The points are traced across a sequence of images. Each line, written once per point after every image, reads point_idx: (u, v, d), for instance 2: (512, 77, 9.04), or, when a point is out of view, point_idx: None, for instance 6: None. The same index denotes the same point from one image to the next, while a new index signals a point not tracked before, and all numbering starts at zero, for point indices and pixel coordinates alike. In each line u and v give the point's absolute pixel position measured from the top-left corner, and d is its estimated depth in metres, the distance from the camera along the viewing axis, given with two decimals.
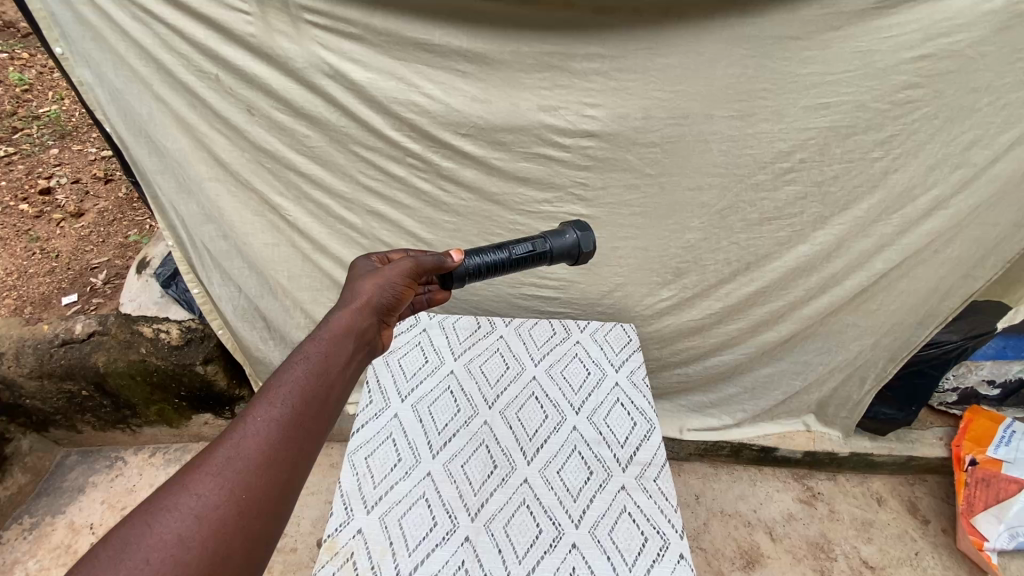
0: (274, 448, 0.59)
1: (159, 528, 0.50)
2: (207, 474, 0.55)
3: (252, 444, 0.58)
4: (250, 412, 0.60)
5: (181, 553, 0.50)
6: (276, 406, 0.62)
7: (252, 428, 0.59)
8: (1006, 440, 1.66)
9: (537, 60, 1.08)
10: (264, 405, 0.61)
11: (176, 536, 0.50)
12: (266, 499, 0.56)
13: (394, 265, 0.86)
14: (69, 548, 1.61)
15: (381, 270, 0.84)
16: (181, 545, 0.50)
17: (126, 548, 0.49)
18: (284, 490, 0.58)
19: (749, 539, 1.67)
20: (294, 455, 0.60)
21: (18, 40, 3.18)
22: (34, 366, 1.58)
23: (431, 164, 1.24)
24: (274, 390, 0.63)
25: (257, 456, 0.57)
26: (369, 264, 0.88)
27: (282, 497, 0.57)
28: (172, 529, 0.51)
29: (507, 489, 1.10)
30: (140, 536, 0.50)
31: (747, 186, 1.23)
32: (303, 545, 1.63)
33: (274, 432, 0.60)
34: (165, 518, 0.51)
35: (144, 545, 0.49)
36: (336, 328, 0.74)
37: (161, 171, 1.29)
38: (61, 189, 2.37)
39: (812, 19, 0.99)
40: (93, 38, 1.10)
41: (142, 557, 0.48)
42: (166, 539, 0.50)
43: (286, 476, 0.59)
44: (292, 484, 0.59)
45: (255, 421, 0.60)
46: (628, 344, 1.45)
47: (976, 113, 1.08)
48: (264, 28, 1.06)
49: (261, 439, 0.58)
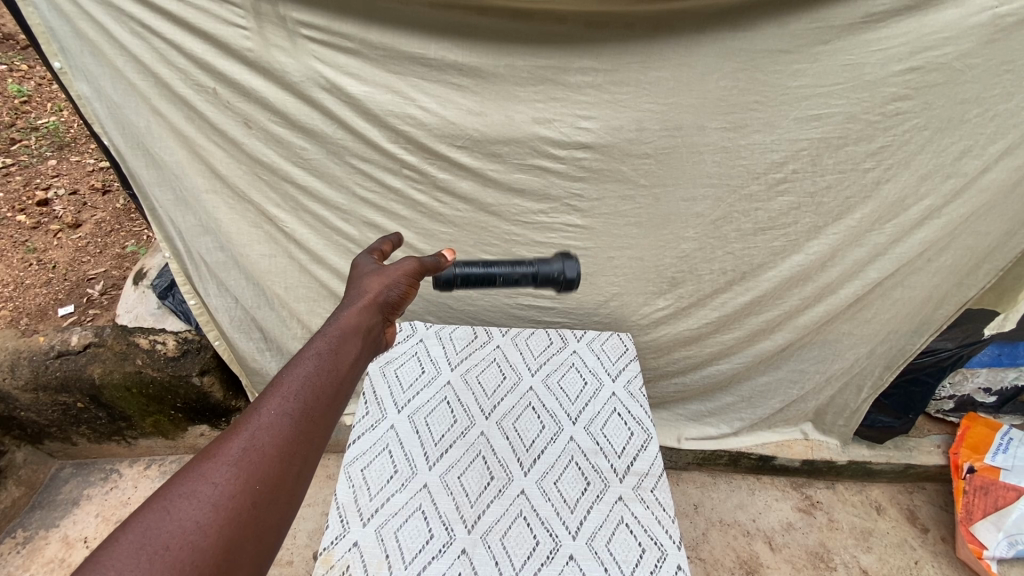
0: (289, 440, 0.59)
1: (177, 515, 0.51)
2: (222, 464, 0.55)
3: (266, 435, 0.58)
4: (263, 403, 0.61)
5: (198, 540, 0.50)
6: (289, 400, 0.62)
7: (266, 420, 0.59)
8: (1003, 448, 1.67)
9: (531, 73, 1.09)
10: (277, 398, 0.62)
11: (193, 524, 0.51)
12: (280, 490, 0.56)
13: (400, 263, 0.87)
14: (63, 561, 1.60)
15: (387, 268, 0.85)
16: (198, 532, 0.51)
17: (144, 534, 0.49)
18: (297, 481, 0.58)
19: (749, 549, 1.67)
20: (306, 448, 0.60)
21: (17, 52, 3.21)
22: (29, 378, 1.58)
23: (428, 176, 1.25)
24: (286, 384, 0.64)
25: (272, 447, 0.58)
26: (372, 262, 0.89)
27: (295, 490, 0.58)
28: (190, 517, 0.51)
29: (504, 501, 1.10)
30: (159, 522, 0.50)
31: (741, 197, 1.24)
32: (299, 558, 1.61)
33: (287, 425, 0.60)
34: (182, 505, 0.51)
35: (164, 531, 0.50)
36: (345, 325, 0.74)
37: (159, 183, 1.30)
38: (59, 201, 2.38)
39: (800, 32, 1.00)
40: (91, 52, 1.10)
41: (160, 543, 0.49)
42: (184, 526, 0.50)
43: (300, 468, 0.59)
44: (304, 475, 0.59)
45: (269, 412, 0.60)
46: (625, 353, 1.45)
47: (965, 124, 1.09)
48: (262, 43, 1.07)
49: (275, 430, 0.59)
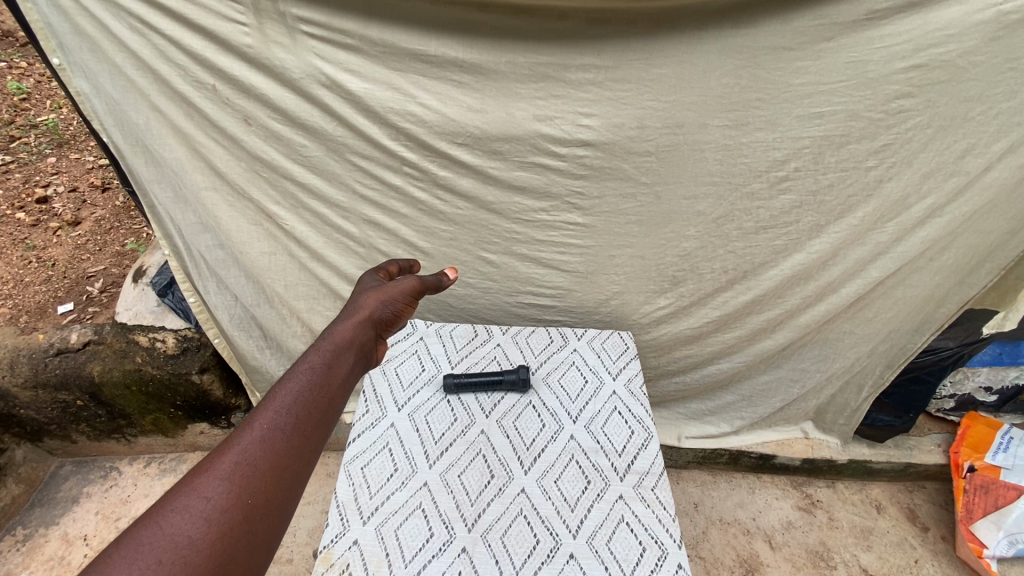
0: (280, 455, 0.61)
1: (170, 529, 0.52)
2: (215, 478, 0.57)
3: (259, 449, 0.61)
4: (256, 419, 0.64)
5: (191, 554, 0.52)
6: (283, 414, 0.65)
7: (258, 434, 0.62)
8: (1004, 447, 1.66)
9: (532, 70, 1.08)
10: (270, 413, 0.65)
11: (186, 538, 0.52)
12: (271, 504, 0.58)
13: (397, 283, 0.95)
14: (63, 559, 1.59)
15: (385, 287, 0.94)
16: (191, 546, 0.52)
17: (138, 548, 0.50)
18: (287, 494, 0.60)
19: (749, 548, 1.67)
20: (298, 462, 0.63)
21: (17, 49, 3.22)
22: (28, 376, 1.58)
23: (428, 173, 1.24)
24: (279, 399, 0.67)
25: (265, 461, 0.60)
26: (373, 282, 0.98)
27: (288, 503, 0.60)
28: (183, 531, 0.52)
29: (504, 499, 1.09)
30: (152, 536, 0.51)
31: (743, 195, 1.24)
32: (298, 556, 1.61)
33: (278, 440, 0.63)
34: (176, 520, 0.53)
35: (157, 545, 0.51)
36: (339, 340, 0.80)
37: (158, 180, 1.30)
38: (58, 198, 2.38)
39: (804, 29, 0.99)
40: (90, 49, 1.10)
41: (154, 557, 0.50)
42: (177, 540, 0.52)
43: (291, 482, 0.61)
44: (295, 490, 0.61)
45: (262, 427, 0.63)
46: (626, 351, 1.45)
47: (969, 122, 1.08)
48: (261, 39, 1.06)
49: (266, 445, 0.61)
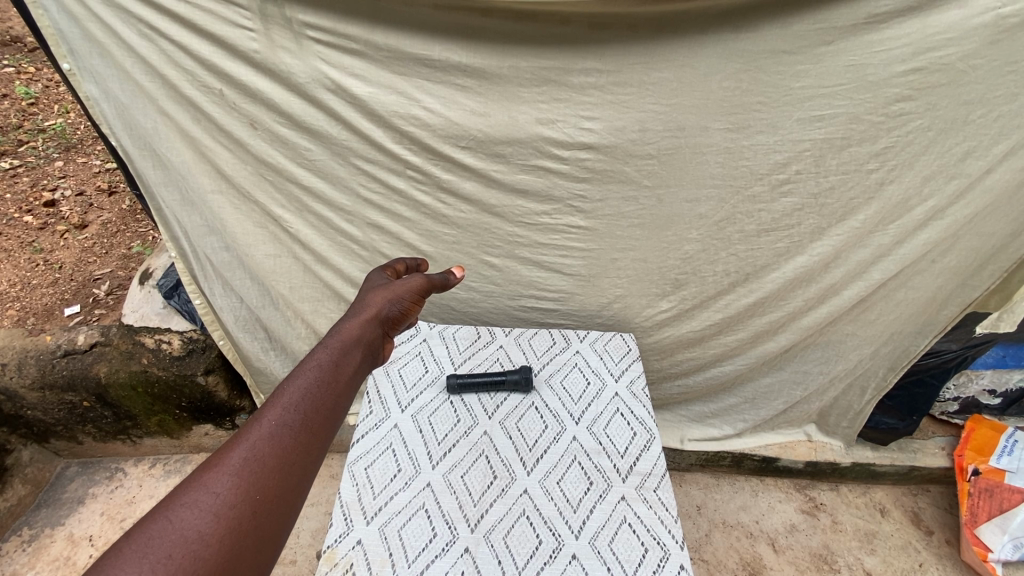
0: (287, 452, 0.62)
1: (180, 524, 0.53)
2: (224, 473, 0.58)
3: (267, 445, 0.62)
4: (263, 416, 0.65)
5: (200, 549, 0.52)
6: (290, 410, 0.66)
7: (266, 430, 0.63)
8: (1009, 450, 1.66)
9: (535, 74, 1.09)
10: (278, 410, 0.66)
11: (195, 533, 0.53)
12: (279, 500, 0.59)
13: (403, 282, 0.97)
14: (68, 559, 1.61)
15: (392, 286, 0.95)
16: (200, 541, 0.53)
17: (148, 542, 0.51)
18: (294, 491, 0.61)
19: (752, 550, 1.67)
20: (305, 458, 0.63)
21: (25, 55, 3.28)
22: (36, 377, 1.59)
23: (432, 177, 1.26)
24: (286, 396, 0.68)
25: (272, 458, 0.61)
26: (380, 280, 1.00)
27: (294, 500, 0.60)
28: (192, 526, 0.53)
29: (507, 500, 1.10)
30: (162, 531, 0.52)
31: (744, 198, 1.25)
32: (302, 557, 1.63)
33: (285, 436, 0.63)
34: (184, 515, 0.54)
35: (166, 540, 0.52)
36: (346, 337, 0.81)
37: (165, 183, 1.31)
38: (65, 201, 2.40)
39: (805, 33, 1.00)
40: (99, 54, 1.12)
41: (162, 552, 0.51)
42: (185, 535, 0.53)
43: (298, 478, 0.62)
44: (301, 486, 0.62)
45: (269, 423, 0.64)
46: (628, 353, 1.45)
47: (969, 125, 1.09)
48: (267, 43, 1.07)
49: (274, 442, 0.62)
